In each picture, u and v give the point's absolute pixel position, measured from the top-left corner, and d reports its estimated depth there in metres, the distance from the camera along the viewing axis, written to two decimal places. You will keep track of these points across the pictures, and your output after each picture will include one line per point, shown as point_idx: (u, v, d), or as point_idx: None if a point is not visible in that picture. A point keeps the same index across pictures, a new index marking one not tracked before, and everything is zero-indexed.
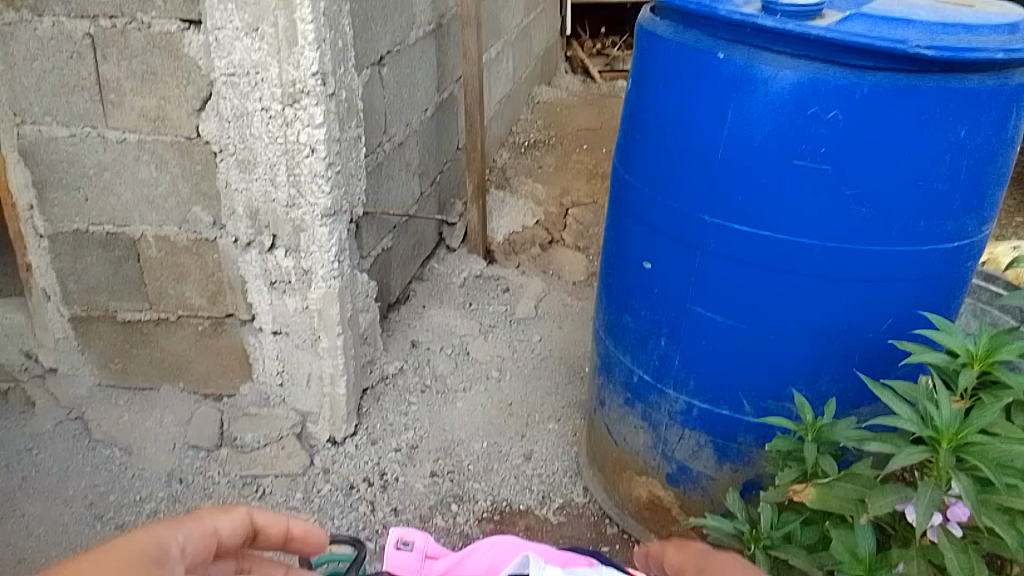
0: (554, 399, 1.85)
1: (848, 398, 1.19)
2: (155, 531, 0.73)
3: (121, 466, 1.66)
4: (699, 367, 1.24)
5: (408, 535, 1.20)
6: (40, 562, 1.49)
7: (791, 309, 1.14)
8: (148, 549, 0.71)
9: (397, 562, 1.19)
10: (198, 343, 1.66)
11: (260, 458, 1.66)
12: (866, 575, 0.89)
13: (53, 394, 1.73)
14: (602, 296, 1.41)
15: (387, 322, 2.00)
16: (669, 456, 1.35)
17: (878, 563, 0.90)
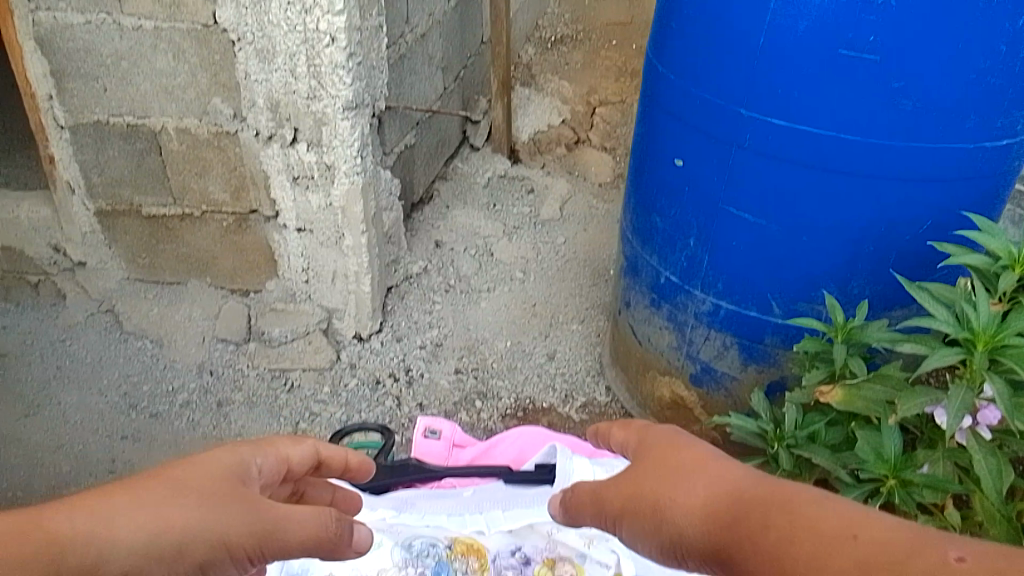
0: (578, 300, 1.85)
1: (880, 300, 1.17)
2: (236, 452, 0.75)
3: (153, 357, 1.70)
4: (728, 269, 1.22)
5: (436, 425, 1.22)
6: (81, 447, 1.55)
7: (827, 209, 1.10)
8: (229, 470, 0.73)
9: (425, 450, 1.21)
10: (223, 239, 1.66)
11: (288, 352, 1.69)
12: (891, 475, 0.90)
13: (83, 287, 1.76)
14: (631, 196, 1.37)
15: (410, 221, 1.98)
16: (693, 357, 1.35)
17: (904, 464, 0.90)
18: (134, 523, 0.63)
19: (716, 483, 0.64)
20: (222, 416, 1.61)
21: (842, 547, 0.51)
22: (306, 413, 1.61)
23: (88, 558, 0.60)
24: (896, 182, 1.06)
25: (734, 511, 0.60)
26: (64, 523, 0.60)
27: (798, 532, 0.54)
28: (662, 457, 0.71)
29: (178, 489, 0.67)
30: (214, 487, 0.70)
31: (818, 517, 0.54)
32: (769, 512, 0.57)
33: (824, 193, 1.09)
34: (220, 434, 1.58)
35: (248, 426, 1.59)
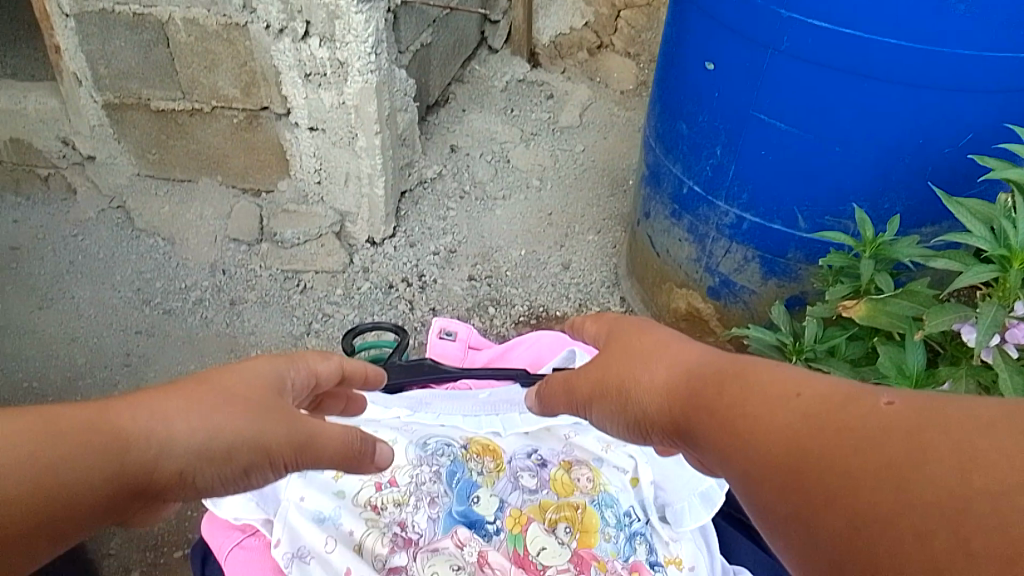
0: (595, 211, 1.81)
1: (911, 215, 1.13)
2: (271, 365, 0.72)
3: (165, 255, 1.69)
4: (755, 179, 1.17)
5: (452, 327, 1.21)
6: (96, 340, 1.56)
7: (863, 119, 1.04)
8: (267, 381, 0.70)
9: (441, 351, 1.20)
10: (233, 137, 1.62)
11: (300, 254, 1.67)
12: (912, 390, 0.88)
13: (94, 182, 1.73)
14: (656, 101, 1.32)
15: (425, 125, 1.92)
16: (712, 270, 1.33)
17: (926, 380, 0.88)
18: (190, 423, 0.60)
19: (681, 364, 0.62)
20: (235, 315, 1.61)
21: (780, 403, 0.48)
22: (319, 314, 1.61)
23: (147, 455, 0.57)
24: (941, 91, 1.00)
25: (693, 387, 0.58)
26: (124, 421, 0.56)
27: (745, 396, 0.51)
28: (632, 344, 0.69)
29: (228, 395, 0.64)
30: (258, 398, 0.66)
31: (766, 380, 0.51)
32: (724, 383, 0.55)
33: (862, 100, 1.03)
34: (234, 332, 1.58)
35: (261, 325, 1.59)
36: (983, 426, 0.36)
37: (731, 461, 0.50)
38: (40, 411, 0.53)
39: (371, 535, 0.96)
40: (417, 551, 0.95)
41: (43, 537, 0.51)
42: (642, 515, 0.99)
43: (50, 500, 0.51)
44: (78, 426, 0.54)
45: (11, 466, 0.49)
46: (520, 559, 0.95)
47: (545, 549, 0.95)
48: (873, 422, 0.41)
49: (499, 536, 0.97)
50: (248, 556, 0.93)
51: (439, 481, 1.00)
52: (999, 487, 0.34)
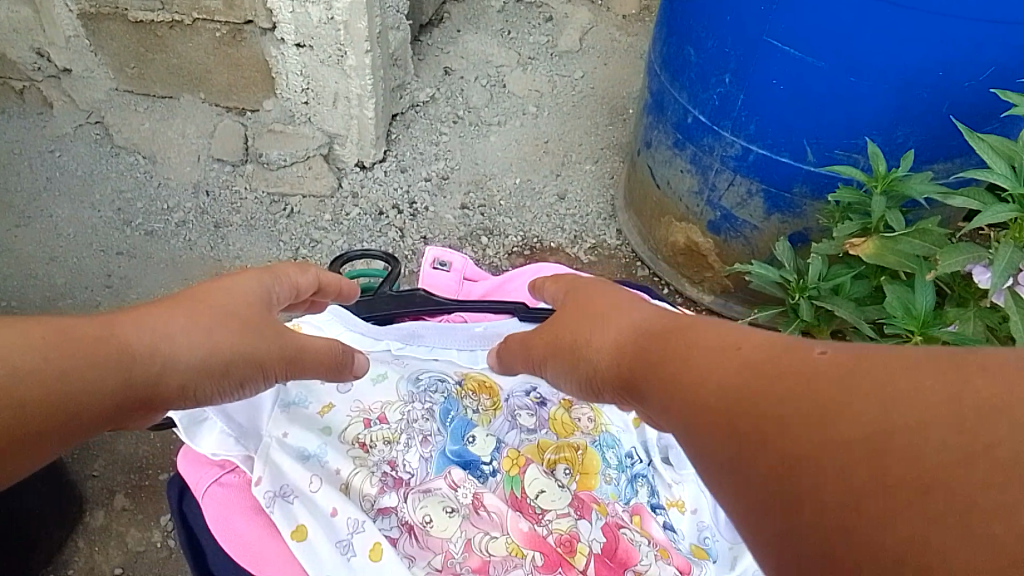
0: (593, 139, 1.75)
1: (926, 149, 1.09)
2: (259, 280, 0.75)
3: (146, 174, 1.62)
4: (764, 109, 1.11)
5: (446, 257, 1.15)
6: (76, 260, 1.52)
7: (883, 49, 0.98)
8: (257, 298, 0.74)
9: (435, 282, 1.15)
10: (216, 51, 1.54)
11: (287, 177, 1.61)
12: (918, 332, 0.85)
13: (70, 96, 1.65)
14: (663, 23, 1.24)
15: (417, 45, 1.83)
16: (714, 203, 1.29)
17: (933, 321, 0.85)
18: (190, 342, 0.65)
19: (632, 323, 0.64)
20: (220, 238, 1.56)
21: (720, 354, 0.49)
22: (307, 240, 1.57)
23: (152, 371, 0.63)
24: (968, 21, 0.94)
25: (644, 343, 0.60)
26: (130, 336, 0.62)
27: (689, 349, 0.53)
28: (587, 304, 0.71)
29: (224, 313, 0.69)
30: (250, 313, 0.72)
31: (709, 336, 0.53)
32: (671, 340, 0.56)
33: (884, 28, 0.96)
34: (219, 256, 1.54)
35: (247, 249, 1.55)
36: (909, 368, 0.39)
37: (671, 408, 0.51)
38: (53, 326, 0.58)
39: (360, 474, 0.95)
40: (409, 491, 0.96)
41: (64, 438, 0.58)
42: (644, 456, 1.02)
43: (68, 407, 0.57)
44: (91, 342, 0.59)
45: (31, 377, 0.55)
46: (517, 501, 0.97)
47: (544, 492, 0.97)
48: (805, 366, 0.42)
49: (495, 478, 0.98)
50: (226, 493, 0.90)
51: (432, 419, 1.00)
52: (920, 424, 0.36)
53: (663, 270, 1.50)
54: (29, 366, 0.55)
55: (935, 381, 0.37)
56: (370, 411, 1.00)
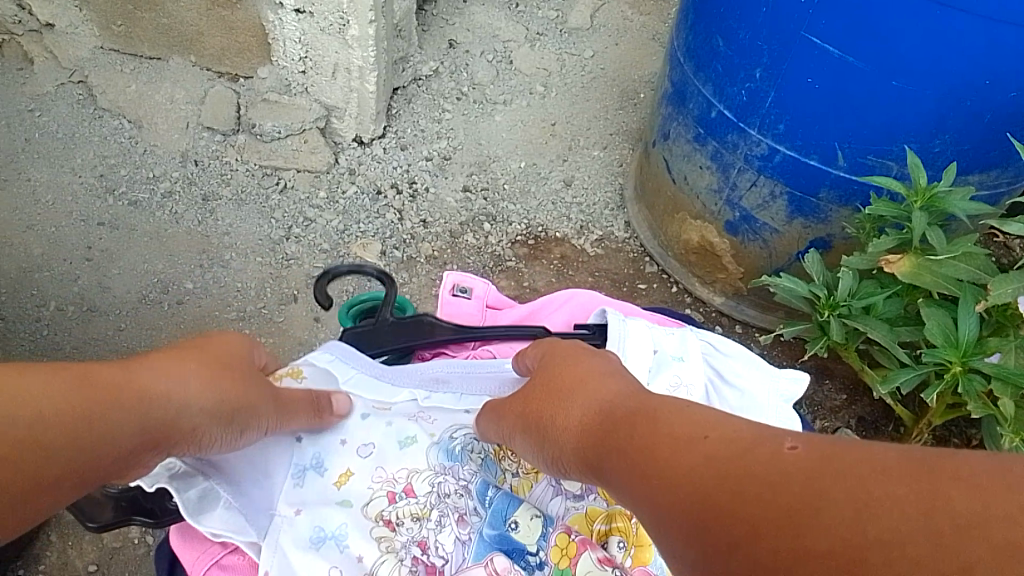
0: (601, 124, 1.67)
1: (963, 160, 1.04)
2: (240, 338, 0.82)
3: (131, 140, 1.53)
4: (795, 109, 1.05)
5: (467, 284, 1.10)
6: (54, 229, 1.44)
7: (930, 55, 0.93)
8: (242, 349, 0.80)
9: (454, 311, 1.10)
10: (209, 12, 1.45)
11: (281, 150, 1.53)
12: (958, 359, 0.96)
13: (52, 53, 1.54)
14: (689, 11, 1.17)
15: (420, 15, 1.70)
16: (733, 204, 1.23)
17: (973, 351, 0.96)
18: (203, 387, 0.72)
19: (599, 403, 0.69)
20: (208, 212, 1.48)
21: (693, 446, 0.55)
22: (300, 218, 1.49)
23: (172, 414, 0.69)
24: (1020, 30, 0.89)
25: (614, 421, 0.65)
26: (142, 381, 0.67)
27: (660, 436, 0.58)
28: (557, 373, 0.77)
29: (225, 363, 0.76)
30: (244, 365, 0.79)
31: (676, 426, 0.58)
32: (642, 423, 0.62)
33: (933, 31, 0.90)
34: (206, 230, 1.47)
35: (236, 225, 1.48)
36: (879, 476, 0.44)
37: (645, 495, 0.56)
38: (69, 370, 0.62)
39: (386, 563, 0.85)
40: None
41: (83, 480, 0.61)
42: None
43: (86, 449, 0.61)
44: (106, 388, 0.64)
45: (56, 421, 0.59)
46: None
47: None
48: (776, 469, 0.48)
49: (543, 571, 0.87)
50: None
51: (468, 496, 0.90)
52: (884, 535, 0.41)
53: (673, 268, 1.44)
54: (55, 413, 0.59)
55: (902, 486, 0.43)
56: (396, 483, 0.91)
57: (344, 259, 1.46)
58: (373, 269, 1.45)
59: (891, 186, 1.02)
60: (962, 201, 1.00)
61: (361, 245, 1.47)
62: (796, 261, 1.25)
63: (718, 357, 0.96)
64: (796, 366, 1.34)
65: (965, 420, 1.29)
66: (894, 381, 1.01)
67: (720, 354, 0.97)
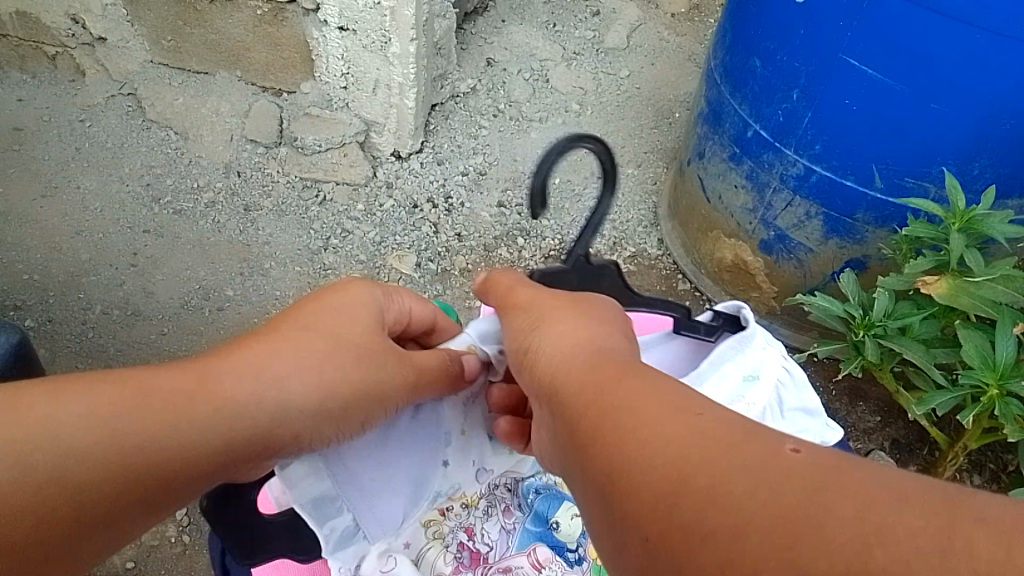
0: (636, 142, 1.68)
1: (1002, 183, 1.04)
2: (368, 307, 0.76)
3: (177, 150, 1.58)
4: (832, 130, 1.06)
5: None
6: (102, 236, 1.48)
7: (970, 77, 0.93)
8: (367, 325, 0.75)
9: None
10: (257, 29, 1.50)
11: (321, 163, 1.56)
12: (995, 382, 0.96)
13: (105, 66, 1.60)
14: (727, 31, 1.19)
15: (460, 33, 1.76)
16: (768, 223, 1.24)
17: (1010, 373, 0.95)
18: (305, 385, 0.69)
19: (590, 343, 0.61)
20: (249, 222, 1.52)
21: (675, 418, 0.50)
22: (338, 229, 1.52)
23: (270, 416, 0.67)
24: None
25: (592, 370, 0.58)
26: (221, 392, 0.65)
27: (641, 398, 0.53)
28: (555, 307, 0.66)
29: (339, 349, 0.72)
30: (363, 345, 0.74)
31: (671, 395, 0.52)
32: (625, 378, 0.55)
33: (973, 55, 0.91)
34: (247, 239, 1.50)
35: (276, 235, 1.51)
36: (900, 502, 0.41)
37: (598, 458, 0.52)
38: (128, 392, 0.62)
39: (433, 548, 0.90)
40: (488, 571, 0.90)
41: (158, 503, 0.63)
42: None
43: (151, 478, 0.62)
44: (164, 405, 0.62)
45: (107, 460, 0.60)
46: None
47: None
48: (778, 470, 0.44)
49: (581, 566, 0.92)
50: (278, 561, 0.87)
51: (514, 491, 0.96)
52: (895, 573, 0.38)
53: (705, 285, 1.44)
54: (106, 452, 0.59)
55: (919, 519, 0.40)
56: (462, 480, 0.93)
57: (380, 270, 1.48)
58: (408, 281, 1.47)
59: (929, 208, 1.02)
60: (1001, 223, 1.00)
61: (397, 257, 1.50)
62: (832, 282, 1.25)
63: (788, 386, 0.87)
64: (830, 388, 1.34)
65: (1001, 445, 1.28)
66: (928, 403, 1.00)
67: (793, 383, 0.88)
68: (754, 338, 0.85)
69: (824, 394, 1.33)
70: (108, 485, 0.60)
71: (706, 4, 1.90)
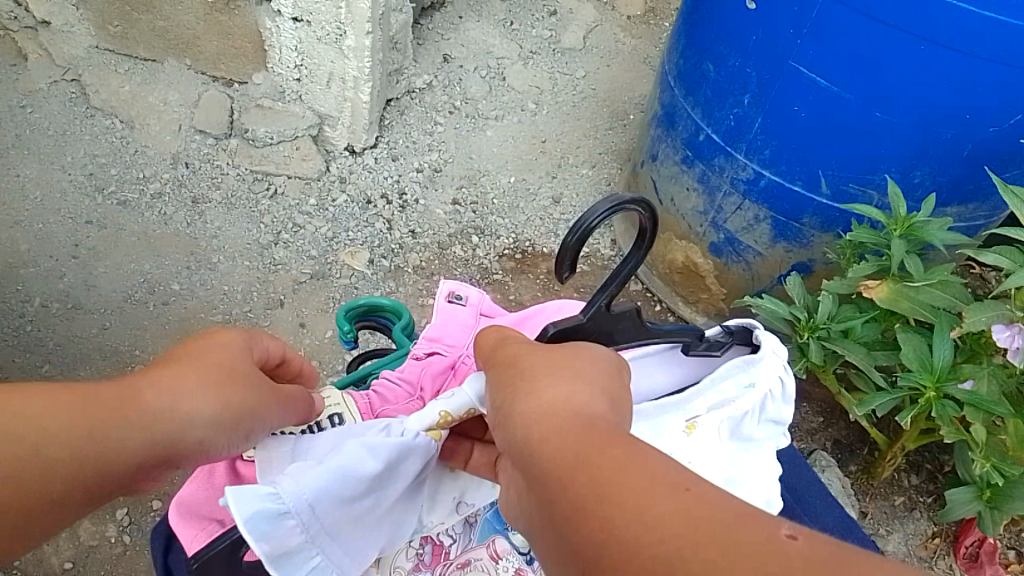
0: (591, 143, 1.69)
1: (942, 192, 1.08)
2: (232, 341, 0.65)
3: (123, 139, 1.53)
4: (782, 136, 1.08)
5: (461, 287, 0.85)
6: (41, 226, 1.43)
7: (912, 88, 0.96)
8: (237, 356, 0.65)
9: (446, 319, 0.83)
10: (207, 17, 1.46)
11: (273, 156, 1.53)
12: (933, 385, 0.99)
13: (47, 50, 1.55)
14: (681, 35, 1.20)
15: (416, 28, 1.73)
16: (718, 226, 1.26)
17: (947, 377, 0.99)
18: (203, 408, 0.61)
19: (573, 397, 0.51)
20: (197, 214, 1.48)
21: (662, 494, 0.42)
22: (289, 224, 1.50)
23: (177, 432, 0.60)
24: (1003, 68, 0.92)
25: (572, 431, 0.49)
26: (160, 406, 0.60)
27: (628, 472, 0.44)
28: (534, 360, 0.55)
29: (226, 372, 0.63)
30: (243, 370, 0.64)
31: (659, 468, 0.44)
32: (609, 446, 0.46)
33: (916, 67, 0.94)
34: (195, 233, 1.47)
35: (225, 228, 1.48)
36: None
37: (583, 537, 0.44)
38: (79, 392, 0.58)
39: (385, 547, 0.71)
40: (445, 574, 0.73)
41: (95, 502, 0.59)
42: None
43: (93, 481, 0.58)
44: (110, 407, 0.58)
45: (54, 456, 0.56)
46: None
47: None
48: (778, 562, 0.38)
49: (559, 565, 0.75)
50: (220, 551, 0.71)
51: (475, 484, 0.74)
52: None
53: (656, 286, 1.45)
54: (50, 453, 0.56)
55: None
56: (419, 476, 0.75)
57: (332, 267, 1.47)
58: (360, 278, 1.46)
59: (871, 214, 1.05)
60: (940, 230, 1.03)
61: (349, 253, 1.48)
62: (778, 285, 1.27)
63: (776, 397, 0.72)
64: None
65: (938, 446, 1.32)
66: (869, 404, 1.03)
67: (783, 397, 0.73)
68: (763, 359, 0.71)
69: None
70: (48, 481, 0.56)
71: (661, 8, 1.92)
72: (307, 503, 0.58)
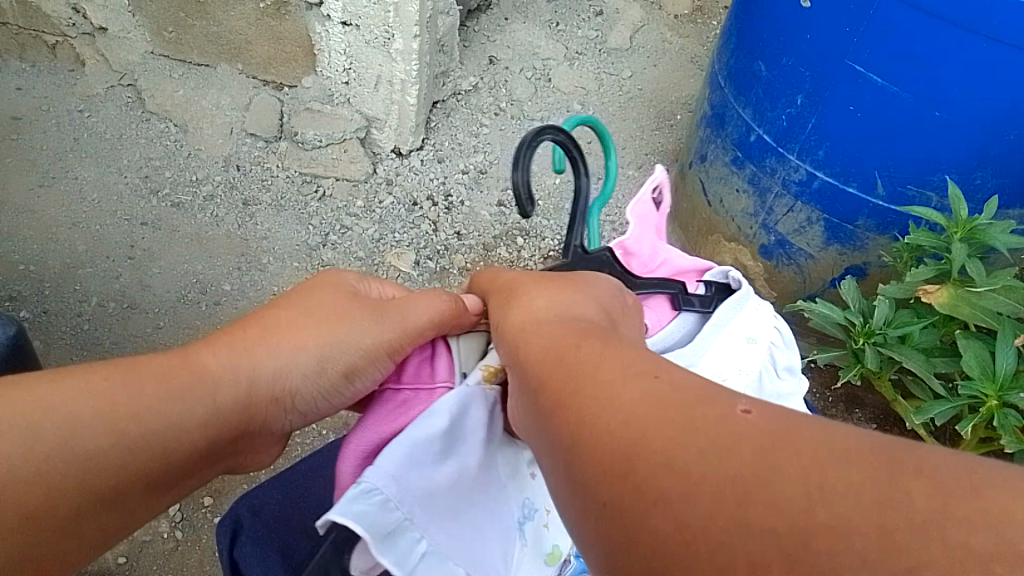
0: (638, 143, 1.68)
1: (1006, 194, 1.04)
2: (325, 287, 0.71)
3: (177, 142, 1.57)
4: (837, 136, 1.05)
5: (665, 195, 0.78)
6: (98, 226, 1.48)
7: (975, 86, 0.93)
8: (334, 295, 0.70)
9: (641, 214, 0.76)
10: (259, 22, 1.48)
11: (321, 158, 1.55)
12: (995, 393, 0.96)
13: (105, 56, 1.59)
14: (732, 34, 1.18)
15: (463, 30, 1.75)
16: (769, 228, 1.24)
17: (1010, 386, 0.96)
18: (279, 357, 0.66)
19: (570, 316, 0.50)
20: (247, 216, 1.51)
21: (630, 381, 0.41)
22: (337, 226, 1.52)
23: (242, 386, 0.64)
24: None
25: (556, 339, 0.48)
26: (210, 367, 0.63)
27: (605, 362, 0.43)
28: (534, 285, 0.56)
29: (303, 316, 0.68)
30: (331, 310, 0.69)
31: (633, 359, 0.43)
32: (588, 344, 0.46)
33: (977, 63, 0.91)
34: (245, 234, 1.50)
35: (274, 230, 1.51)
36: None
37: (559, 424, 0.42)
38: (112, 374, 0.60)
39: None
40: None
41: (150, 481, 0.61)
42: None
43: (149, 462, 0.60)
44: (156, 378, 0.61)
45: (103, 444, 0.57)
46: None
47: None
48: (732, 433, 0.36)
49: None
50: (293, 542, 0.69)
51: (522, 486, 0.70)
52: None
53: None
54: (86, 438, 0.57)
55: None
56: None
57: (379, 268, 1.48)
58: (407, 278, 1.47)
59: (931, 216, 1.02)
60: (1003, 233, 1.00)
61: (395, 255, 1.49)
62: (831, 288, 1.24)
63: (780, 347, 0.71)
64: (828, 395, 1.33)
65: None
66: (928, 413, 1.00)
67: (785, 343, 0.71)
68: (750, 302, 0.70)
69: (824, 403, 1.33)
70: (98, 475, 0.58)
71: (709, 6, 1.90)
72: (389, 476, 0.56)
